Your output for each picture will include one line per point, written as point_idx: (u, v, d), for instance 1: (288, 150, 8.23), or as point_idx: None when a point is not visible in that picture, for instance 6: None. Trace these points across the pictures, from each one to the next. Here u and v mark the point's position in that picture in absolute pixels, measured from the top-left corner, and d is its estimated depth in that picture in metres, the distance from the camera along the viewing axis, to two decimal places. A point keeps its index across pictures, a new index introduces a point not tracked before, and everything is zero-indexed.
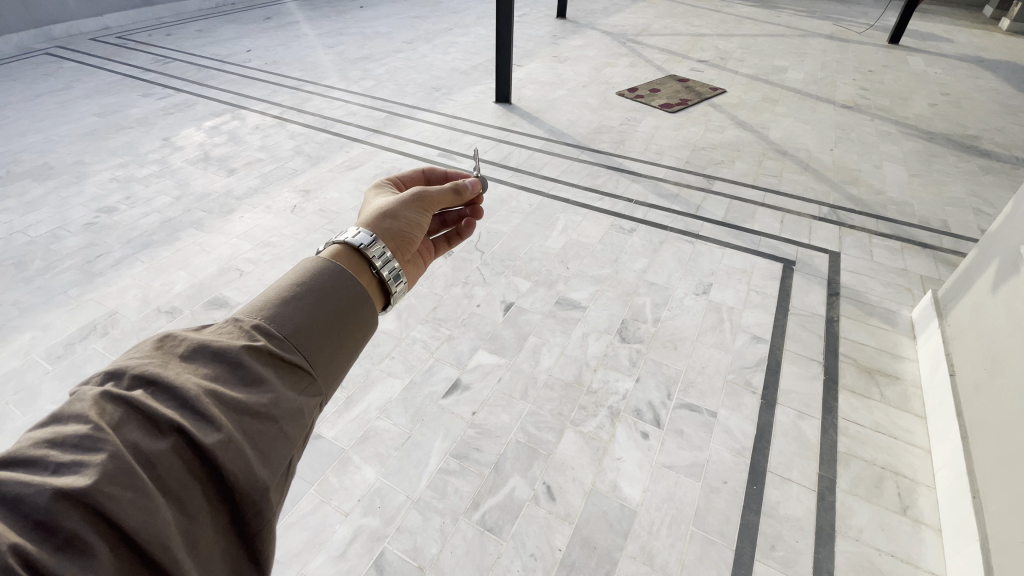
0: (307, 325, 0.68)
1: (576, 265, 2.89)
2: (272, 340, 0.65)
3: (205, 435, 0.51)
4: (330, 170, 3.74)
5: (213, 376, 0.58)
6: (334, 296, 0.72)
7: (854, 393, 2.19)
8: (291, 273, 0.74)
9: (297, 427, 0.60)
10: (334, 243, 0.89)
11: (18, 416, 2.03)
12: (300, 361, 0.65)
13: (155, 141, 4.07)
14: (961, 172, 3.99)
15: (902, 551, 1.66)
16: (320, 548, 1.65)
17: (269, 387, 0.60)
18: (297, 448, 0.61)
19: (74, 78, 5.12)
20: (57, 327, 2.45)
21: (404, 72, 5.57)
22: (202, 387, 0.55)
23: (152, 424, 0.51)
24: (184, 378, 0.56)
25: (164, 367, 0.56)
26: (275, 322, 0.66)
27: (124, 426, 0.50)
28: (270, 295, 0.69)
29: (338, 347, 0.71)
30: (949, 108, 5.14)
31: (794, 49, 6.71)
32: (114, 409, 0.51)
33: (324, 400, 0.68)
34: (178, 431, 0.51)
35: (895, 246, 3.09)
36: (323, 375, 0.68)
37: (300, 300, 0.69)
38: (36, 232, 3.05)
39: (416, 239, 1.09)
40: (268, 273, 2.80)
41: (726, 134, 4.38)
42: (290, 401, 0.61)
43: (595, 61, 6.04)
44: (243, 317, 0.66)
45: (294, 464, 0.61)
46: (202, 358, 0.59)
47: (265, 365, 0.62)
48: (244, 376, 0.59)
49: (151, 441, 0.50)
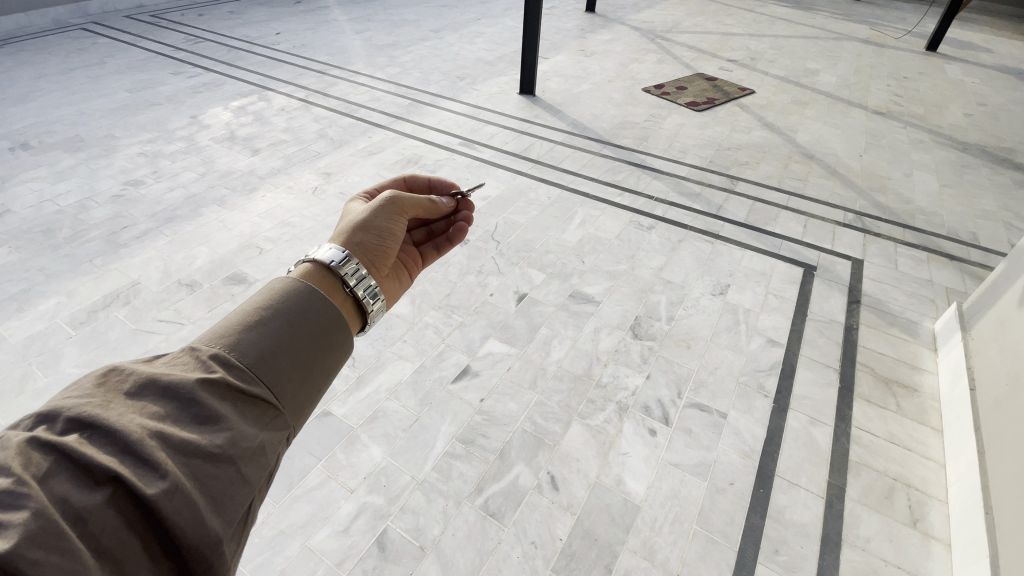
0: (272, 353, 0.67)
1: (593, 259, 2.87)
2: (232, 371, 0.63)
3: (148, 484, 0.50)
4: (352, 155, 3.77)
5: (161, 416, 0.57)
6: (304, 320, 0.71)
7: (869, 402, 2.14)
8: (257, 296, 0.72)
9: (258, 468, 0.59)
10: (305, 263, 0.90)
11: (42, 377, 2.10)
12: (264, 393, 0.64)
13: (183, 118, 4.14)
14: (994, 184, 3.86)
15: (910, 564, 1.63)
16: (324, 522, 1.68)
17: (225, 424, 0.58)
18: (258, 491, 0.60)
19: (108, 54, 5.23)
20: (82, 294, 2.51)
21: (429, 61, 5.57)
22: (147, 429, 0.54)
23: (86, 473, 0.50)
24: (127, 420, 0.54)
25: (103, 409, 0.55)
26: (235, 351, 0.65)
27: (52, 477, 0.48)
28: (232, 322, 0.68)
29: (308, 373, 0.70)
30: (986, 119, 4.98)
31: (827, 52, 6.55)
32: (43, 458, 0.49)
33: (292, 432, 0.67)
34: (115, 480, 0.49)
35: (920, 256, 3.01)
36: (291, 406, 0.67)
37: (265, 325, 0.69)
38: (65, 202, 3.13)
39: (391, 252, 1.10)
40: (287, 252, 2.84)
41: (751, 135, 4.30)
42: (250, 438, 0.59)
43: (622, 56, 5.97)
44: (200, 346, 0.65)
45: (255, 509, 0.60)
46: (151, 395, 0.58)
47: (222, 400, 0.60)
48: (198, 414, 0.58)
49: (83, 495, 0.48)
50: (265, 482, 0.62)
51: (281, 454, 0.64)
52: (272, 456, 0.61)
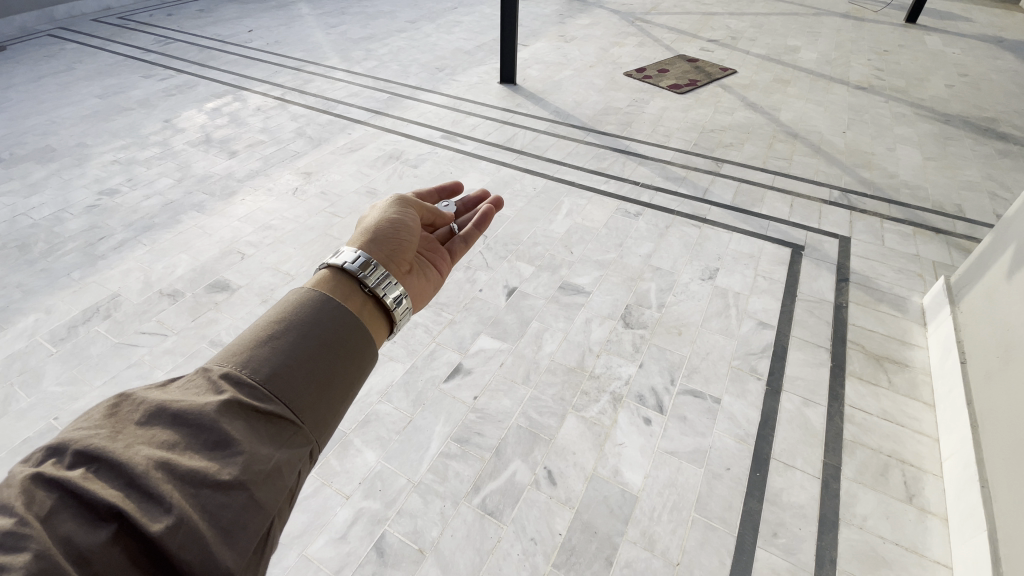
0: (284, 369, 0.65)
1: (581, 249, 2.85)
2: (243, 389, 0.62)
3: (153, 520, 0.48)
4: (332, 152, 3.70)
5: (171, 444, 0.55)
6: (318, 332, 0.70)
7: (861, 380, 2.15)
8: (270, 312, 0.72)
9: (273, 491, 0.56)
10: (324, 268, 0.88)
11: (24, 397, 2.05)
12: (281, 411, 0.62)
13: (156, 123, 4.03)
14: (977, 155, 3.88)
15: (907, 540, 1.65)
16: (321, 531, 1.66)
17: (238, 447, 0.56)
18: (277, 515, 0.58)
19: (76, 59, 5.08)
20: (60, 310, 2.45)
21: (407, 52, 5.47)
22: (153, 460, 0.52)
23: (90, 509, 0.48)
24: (134, 451, 0.52)
25: (111, 440, 0.53)
26: (247, 370, 0.63)
27: (56, 516, 0.46)
28: (245, 341, 0.67)
29: (327, 386, 0.68)
30: (967, 90, 4.99)
31: (807, 29, 6.51)
32: (47, 495, 0.48)
33: (313, 449, 0.64)
34: (119, 516, 0.47)
35: (907, 231, 3.02)
36: (311, 422, 0.65)
37: (277, 341, 0.67)
38: (39, 215, 3.04)
39: (408, 245, 1.07)
40: (270, 256, 2.79)
41: (735, 116, 4.28)
42: (264, 460, 0.57)
43: (602, 40, 5.91)
44: (213, 368, 0.64)
45: (275, 535, 0.57)
46: (161, 422, 0.57)
47: (235, 420, 0.58)
48: (209, 439, 0.56)
49: (89, 532, 0.46)
50: (286, 504, 0.60)
51: (302, 473, 0.62)
52: (290, 477, 0.59)
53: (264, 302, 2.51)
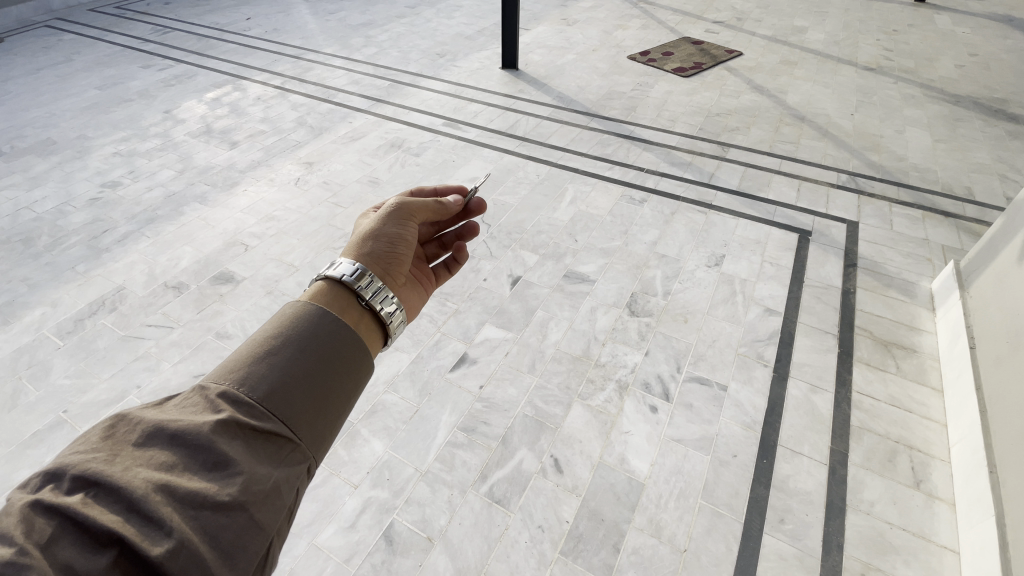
0: (282, 385, 0.64)
1: (585, 237, 2.83)
2: (241, 407, 0.61)
3: (153, 544, 0.48)
4: (333, 142, 3.67)
5: (169, 465, 0.54)
6: (316, 346, 0.69)
7: (869, 366, 2.14)
8: (266, 325, 0.70)
9: (272, 510, 0.56)
10: (319, 279, 0.86)
11: (33, 391, 2.06)
12: (279, 428, 0.61)
13: (156, 114, 4.00)
14: (987, 137, 3.81)
15: (914, 526, 1.65)
16: (330, 520, 1.68)
17: (238, 468, 0.55)
18: (276, 532, 0.58)
19: (74, 50, 5.04)
20: (66, 302, 2.45)
21: (407, 39, 5.39)
22: (151, 483, 0.51)
23: (91, 536, 0.47)
24: (132, 475, 0.52)
25: (109, 464, 0.52)
26: (243, 388, 0.62)
27: (56, 543, 0.46)
28: (241, 356, 0.65)
29: (325, 402, 0.67)
30: (977, 70, 4.89)
31: (814, 8, 6.38)
32: (47, 522, 0.47)
33: (312, 464, 0.64)
34: (119, 542, 0.47)
35: (915, 214, 2.98)
36: (308, 438, 0.64)
37: (274, 355, 0.66)
38: (42, 208, 3.04)
39: (404, 259, 1.05)
40: (273, 247, 2.78)
41: (741, 99, 4.21)
42: (263, 480, 0.56)
43: (605, 23, 5.80)
44: (210, 384, 0.63)
45: (274, 552, 0.58)
46: (159, 443, 0.56)
47: (234, 440, 0.57)
48: (208, 459, 0.55)
49: (88, 559, 0.46)
50: (285, 521, 0.60)
51: (301, 489, 0.62)
52: (289, 495, 0.59)
53: (269, 293, 2.51)
